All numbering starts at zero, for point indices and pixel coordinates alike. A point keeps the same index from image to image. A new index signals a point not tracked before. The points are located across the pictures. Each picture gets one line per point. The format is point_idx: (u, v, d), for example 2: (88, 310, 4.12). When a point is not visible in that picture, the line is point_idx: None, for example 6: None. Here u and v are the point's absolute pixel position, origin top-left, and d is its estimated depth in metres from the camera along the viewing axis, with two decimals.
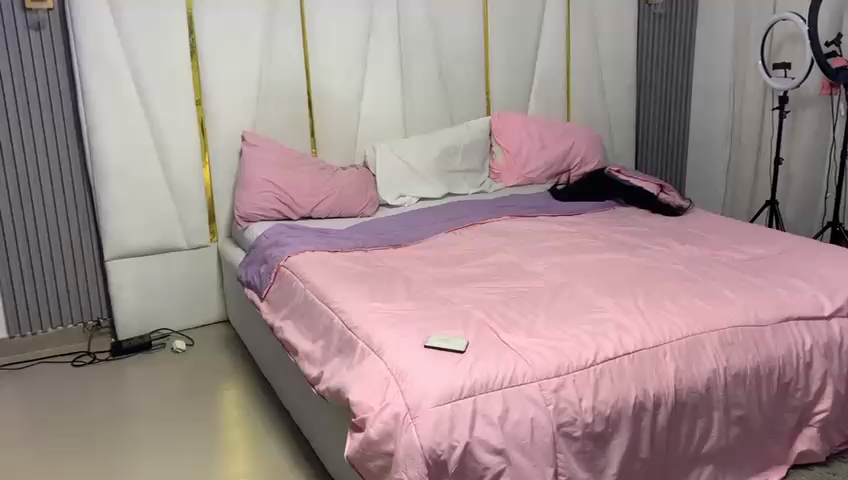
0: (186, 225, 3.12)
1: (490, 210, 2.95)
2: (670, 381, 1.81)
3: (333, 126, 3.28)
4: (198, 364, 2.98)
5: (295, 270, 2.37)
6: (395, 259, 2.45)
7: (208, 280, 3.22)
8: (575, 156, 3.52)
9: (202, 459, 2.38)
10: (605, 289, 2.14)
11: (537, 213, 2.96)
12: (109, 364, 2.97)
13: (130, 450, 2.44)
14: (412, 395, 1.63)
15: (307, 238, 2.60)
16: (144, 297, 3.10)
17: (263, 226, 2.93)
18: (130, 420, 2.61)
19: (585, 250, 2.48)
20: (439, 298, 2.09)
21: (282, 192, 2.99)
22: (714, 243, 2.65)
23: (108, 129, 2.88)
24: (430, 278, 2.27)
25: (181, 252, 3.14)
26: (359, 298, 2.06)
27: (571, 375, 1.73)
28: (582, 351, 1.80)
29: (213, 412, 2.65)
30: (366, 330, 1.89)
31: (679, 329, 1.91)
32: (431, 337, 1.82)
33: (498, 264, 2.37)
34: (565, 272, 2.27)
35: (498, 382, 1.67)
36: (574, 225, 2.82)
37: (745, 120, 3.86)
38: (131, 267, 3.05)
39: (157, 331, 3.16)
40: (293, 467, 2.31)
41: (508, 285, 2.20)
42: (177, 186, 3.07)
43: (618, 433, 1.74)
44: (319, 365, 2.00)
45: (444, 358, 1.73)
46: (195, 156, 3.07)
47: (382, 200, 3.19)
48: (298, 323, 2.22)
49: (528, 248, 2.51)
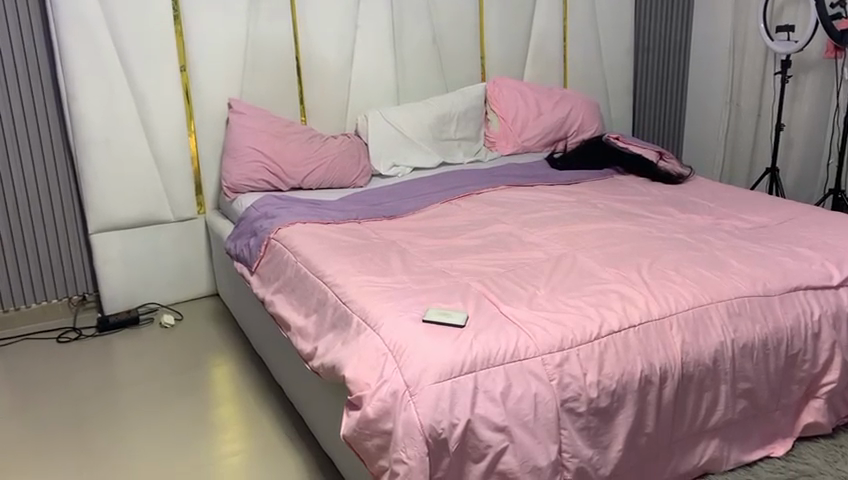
0: (172, 196, 3.02)
1: (486, 180, 2.87)
2: (676, 353, 1.76)
3: (322, 93, 3.17)
4: (187, 338, 2.90)
5: (287, 242, 2.29)
6: (390, 230, 2.37)
7: (196, 253, 3.13)
8: (572, 123, 3.43)
9: (190, 437, 2.32)
10: (608, 260, 2.06)
11: (535, 182, 2.88)
12: (96, 339, 2.88)
13: (116, 429, 2.37)
14: (410, 372, 1.56)
15: (298, 209, 2.51)
16: (131, 271, 3.01)
17: (251, 197, 2.83)
18: (116, 397, 2.54)
19: (585, 219, 2.40)
20: (436, 270, 2.02)
21: (271, 162, 2.89)
22: (716, 211, 2.58)
23: (89, 96, 2.76)
24: (426, 250, 2.19)
25: (168, 224, 3.04)
26: (353, 271, 1.99)
27: (575, 349, 1.67)
28: (587, 324, 1.73)
29: (202, 388, 2.58)
30: (361, 303, 1.82)
31: (685, 300, 1.85)
32: (429, 310, 1.74)
33: (496, 235, 2.29)
34: (566, 243, 2.20)
35: (500, 356, 1.61)
36: (573, 193, 2.74)
37: (746, 85, 3.77)
38: (116, 240, 2.96)
39: (145, 305, 3.07)
40: (288, 444, 2.25)
41: (507, 256, 2.12)
42: (162, 155, 2.96)
43: (623, 408, 1.69)
44: (313, 340, 1.93)
45: (443, 332, 1.66)
46: (181, 125, 2.97)
47: (375, 170, 3.09)
48: (290, 297, 2.14)
49: (527, 218, 2.43)
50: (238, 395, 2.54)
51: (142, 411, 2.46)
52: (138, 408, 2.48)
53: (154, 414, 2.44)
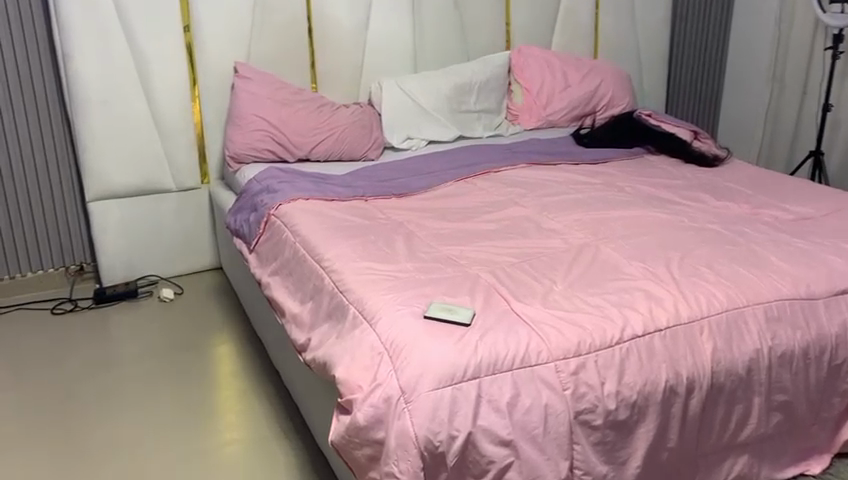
0: (174, 164, 2.86)
1: (506, 157, 2.67)
2: (706, 361, 1.58)
3: (335, 58, 2.98)
4: (187, 314, 2.77)
5: (287, 220, 2.12)
6: (398, 210, 2.20)
7: (199, 225, 2.98)
8: (601, 97, 3.21)
9: (181, 422, 2.19)
10: (634, 253, 1.87)
11: (559, 160, 2.68)
12: (92, 312, 2.77)
13: (104, 409, 2.26)
14: (406, 377, 1.40)
15: (301, 184, 2.34)
16: (130, 241, 2.88)
17: (254, 168, 2.67)
18: (107, 374, 2.42)
19: (610, 204, 2.21)
20: (444, 258, 1.85)
21: (276, 130, 2.72)
22: (754, 199, 2.37)
23: (85, 55, 2.61)
24: (434, 234, 2.01)
25: (169, 194, 2.90)
26: (353, 256, 1.82)
27: (593, 355, 1.50)
28: (607, 327, 1.55)
29: (197, 368, 2.45)
30: (359, 293, 1.66)
31: (718, 301, 1.67)
32: (432, 304, 1.58)
33: (513, 220, 2.11)
34: (588, 231, 2.01)
35: (507, 361, 1.44)
36: (599, 174, 2.54)
37: (790, 60, 3.52)
38: (115, 208, 2.82)
39: (144, 277, 2.95)
40: (284, 435, 2.12)
41: (523, 244, 1.94)
42: (163, 121, 2.80)
43: (644, 421, 1.53)
44: (307, 330, 1.78)
45: (446, 331, 1.49)
46: (184, 89, 2.80)
47: (388, 143, 2.91)
48: (286, 281, 1.98)
49: (547, 200, 2.24)
50: (234, 377, 2.41)
51: (133, 390, 2.34)
52: (129, 387, 2.36)
53: (146, 395, 2.32)
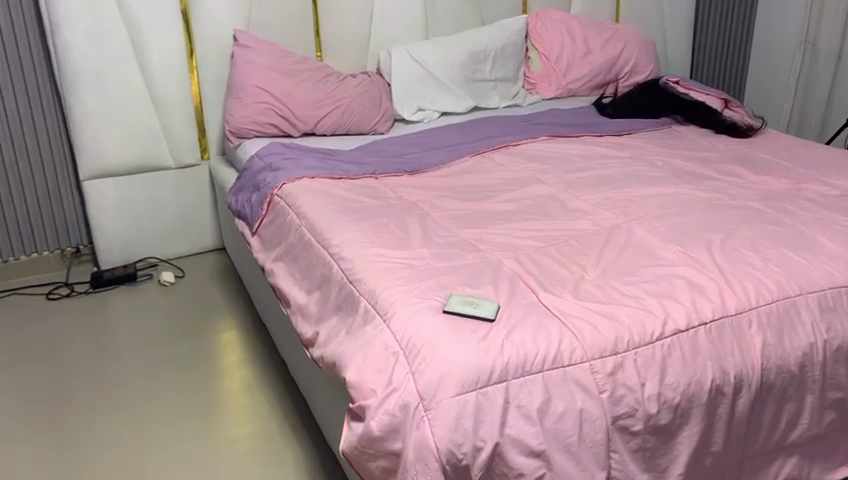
0: (172, 140, 2.70)
1: (525, 129, 2.50)
2: (755, 358, 1.43)
3: (341, 25, 2.79)
4: (189, 298, 2.63)
5: (291, 201, 1.97)
6: (411, 188, 2.04)
7: (200, 204, 2.82)
8: (624, 64, 3.02)
9: (185, 421, 2.04)
10: (670, 235, 1.71)
11: (581, 132, 2.50)
12: (89, 297, 2.63)
13: (103, 408, 2.11)
14: (424, 382, 1.25)
15: (307, 161, 2.18)
16: (128, 222, 2.73)
17: (256, 143, 2.51)
18: (107, 368, 2.27)
19: (641, 180, 2.04)
20: (462, 242, 1.69)
21: (279, 103, 2.55)
22: (795, 173, 2.20)
23: (74, 25, 2.43)
24: (451, 215, 1.86)
25: (168, 172, 2.74)
26: (363, 242, 1.67)
27: (632, 353, 1.35)
28: (647, 321, 1.40)
29: (202, 360, 2.30)
30: (371, 284, 1.51)
31: (768, 291, 1.51)
32: (452, 297, 1.42)
33: (535, 199, 1.95)
34: (619, 210, 1.85)
35: (537, 363, 1.29)
36: (626, 147, 2.37)
37: (824, 23, 3.28)
38: (111, 187, 2.67)
39: (143, 259, 2.81)
40: (291, 431, 1.99)
41: (549, 226, 1.78)
42: (160, 94, 2.63)
43: (688, 424, 1.38)
44: (314, 323, 1.63)
45: (468, 328, 1.34)
46: (180, 61, 2.63)
47: (398, 115, 2.74)
48: (292, 268, 1.83)
49: (572, 177, 2.07)
50: (242, 371, 2.25)
51: (134, 386, 2.19)
52: (129, 382, 2.21)
53: (148, 391, 2.17)
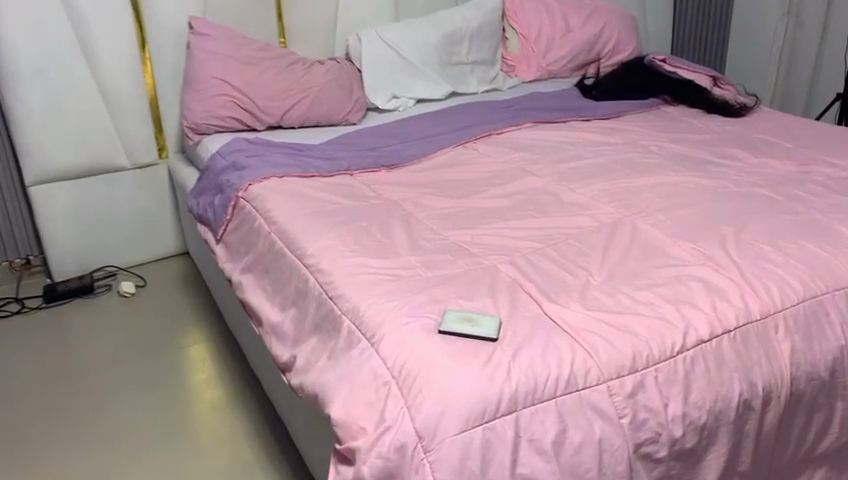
0: (126, 138, 2.48)
1: (508, 115, 2.33)
2: (784, 366, 1.29)
3: (305, 8, 2.59)
4: (153, 308, 2.43)
5: (259, 205, 1.78)
6: (390, 185, 1.86)
7: (159, 207, 2.61)
8: (606, 42, 2.86)
9: (158, 457, 1.84)
10: (678, 229, 1.56)
11: (568, 117, 2.34)
12: (42, 313, 2.40)
13: (63, 447, 1.88)
14: (422, 418, 1.09)
15: (274, 158, 1.99)
16: (82, 229, 2.51)
17: (218, 139, 2.31)
18: (65, 401, 2.04)
19: (638, 168, 1.89)
20: (452, 246, 1.53)
21: (241, 95, 2.34)
22: (797, 154, 2.07)
23: (9, 14, 2.19)
24: (437, 214, 1.68)
25: (123, 172, 2.52)
26: (342, 251, 1.49)
27: (653, 370, 1.20)
28: (665, 332, 1.25)
29: (171, 384, 2.09)
30: (354, 300, 1.34)
31: (793, 291, 1.37)
32: (447, 313, 1.26)
33: (527, 193, 1.79)
34: (619, 204, 1.70)
35: (549, 389, 1.14)
36: (616, 131, 2.21)
37: None
38: (61, 192, 2.44)
39: (101, 268, 2.59)
40: (266, 458, 1.82)
41: (544, 224, 1.62)
42: (110, 88, 2.41)
43: (715, 445, 1.24)
44: (291, 345, 1.46)
45: (469, 350, 1.18)
46: (131, 51, 2.40)
47: (371, 104, 2.55)
48: (263, 280, 1.65)
49: (564, 167, 1.91)
50: (217, 394, 2.05)
51: (96, 408, 2.01)
52: (90, 404, 2.03)
53: (112, 415, 1.98)
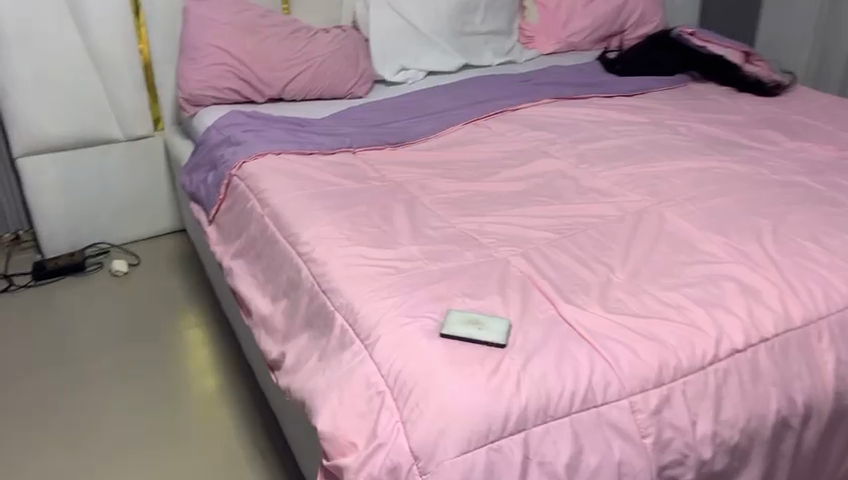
0: (119, 109, 2.35)
1: (524, 91, 2.17)
2: (827, 380, 1.15)
3: None
4: (146, 289, 2.31)
5: (253, 184, 1.65)
6: (395, 165, 1.72)
7: (154, 181, 2.48)
8: (631, 13, 2.68)
9: (145, 451, 1.72)
10: (710, 221, 1.42)
11: (589, 93, 2.18)
12: (30, 292, 2.29)
13: (45, 439, 1.77)
14: (418, 437, 0.96)
15: (271, 133, 1.86)
16: (73, 204, 2.39)
17: (214, 112, 2.17)
18: (49, 388, 1.92)
19: (665, 151, 1.74)
20: (459, 235, 1.39)
21: (240, 64, 2.20)
22: (838, 138, 1.90)
23: None
24: (444, 198, 1.55)
25: (117, 145, 2.39)
26: (339, 238, 1.36)
27: (680, 383, 1.07)
28: (695, 340, 1.12)
29: (162, 372, 1.97)
30: (349, 295, 1.21)
31: (839, 295, 1.22)
32: (451, 313, 1.13)
33: (543, 177, 1.64)
34: (644, 191, 1.55)
35: (562, 405, 1.01)
36: (641, 110, 2.05)
37: None
38: (51, 165, 2.32)
39: (94, 245, 2.47)
40: (254, 459, 1.69)
41: (562, 211, 1.48)
42: (102, 57, 2.26)
43: (747, 468, 1.10)
44: (281, 341, 1.33)
45: (474, 357, 1.05)
46: (125, 16, 2.24)
47: (378, 76, 2.40)
48: (254, 267, 1.52)
49: (584, 149, 1.76)
50: (210, 384, 1.94)
51: (81, 396, 1.90)
52: (75, 392, 1.91)
53: (97, 404, 1.87)
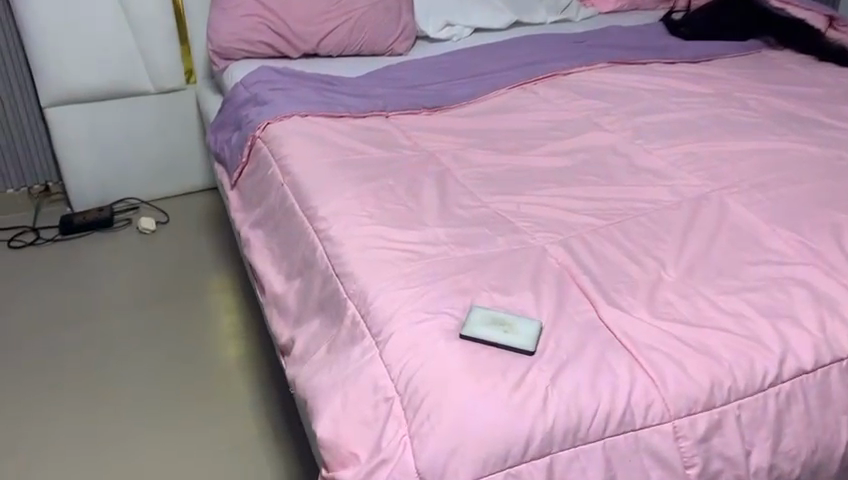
0: (149, 60, 2.24)
1: (578, 53, 1.99)
2: None
3: None
4: (171, 247, 2.23)
5: (275, 149, 1.53)
6: (430, 132, 1.58)
7: (185, 136, 2.39)
8: None
9: (153, 424, 1.63)
10: (779, 214, 1.25)
11: (649, 58, 1.98)
12: (57, 246, 2.23)
13: (54, 402, 1.69)
14: (427, 455, 0.85)
15: (300, 93, 1.73)
16: (102, 157, 2.31)
17: (245, 66, 2.04)
18: (63, 346, 1.85)
19: (731, 128, 1.55)
20: (493, 217, 1.25)
21: (273, 17, 2.06)
22: None
23: None
24: (479, 173, 1.40)
25: (147, 97, 2.30)
26: (360, 216, 1.23)
27: (734, 407, 0.93)
28: (756, 358, 0.97)
29: (179, 335, 1.88)
30: (363, 283, 1.08)
31: None
32: (475, 311, 0.99)
33: (592, 153, 1.48)
34: (705, 174, 1.38)
35: (595, 427, 0.88)
36: (707, 79, 1.86)
37: None
38: (79, 117, 2.24)
39: (123, 200, 2.41)
40: (264, 435, 1.59)
41: (610, 194, 1.33)
42: (131, 4, 2.14)
43: None
44: (292, 324, 1.23)
45: (497, 365, 0.92)
46: None
47: (421, 32, 2.24)
48: (271, 240, 1.41)
49: (640, 122, 1.59)
50: (228, 352, 1.83)
51: (95, 355, 1.82)
52: (90, 350, 1.84)
53: (111, 364, 1.79)
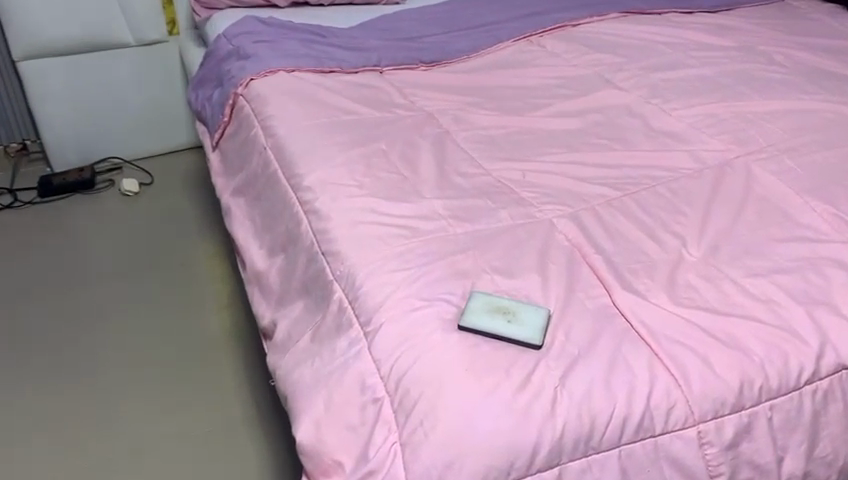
0: (128, 9, 2.08)
1: (589, 2, 1.84)
2: None
3: None
4: (155, 211, 2.11)
5: (258, 108, 1.40)
6: (427, 89, 1.45)
7: (169, 91, 2.26)
8: None
9: (131, 400, 1.52)
10: (812, 184, 1.13)
11: (666, 8, 1.83)
12: (35, 209, 2.12)
13: (26, 374, 1.59)
14: (421, 467, 0.75)
15: (286, 46, 1.59)
16: (81, 114, 2.18)
17: (228, 16, 1.89)
18: (38, 316, 1.74)
19: (756, 85, 1.42)
20: (496, 186, 1.13)
21: None
22: None
23: None
24: (481, 136, 1.28)
25: (127, 49, 2.15)
26: (348, 187, 1.11)
27: (766, 407, 0.83)
28: (791, 351, 0.86)
29: (160, 305, 1.78)
30: (351, 264, 0.97)
31: None
32: (475, 297, 0.88)
33: (605, 114, 1.35)
34: (729, 137, 1.25)
35: (612, 434, 0.78)
36: (728, 30, 1.71)
37: None
38: (55, 72, 2.09)
39: (106, 160, 2.28)
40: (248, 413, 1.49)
41: (625, 161, 1.20)
42: None
43: None
44: (275, 305, 1.12)
45: (500, 361, 0.82)
46: None
47: None
48: (253, 210, 1.30)
49: (657, 78, 1.45)
50: (212, 324, 1.72)
51: (72, 325, 1.72)
52: (67, 320, 1.73)
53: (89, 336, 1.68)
